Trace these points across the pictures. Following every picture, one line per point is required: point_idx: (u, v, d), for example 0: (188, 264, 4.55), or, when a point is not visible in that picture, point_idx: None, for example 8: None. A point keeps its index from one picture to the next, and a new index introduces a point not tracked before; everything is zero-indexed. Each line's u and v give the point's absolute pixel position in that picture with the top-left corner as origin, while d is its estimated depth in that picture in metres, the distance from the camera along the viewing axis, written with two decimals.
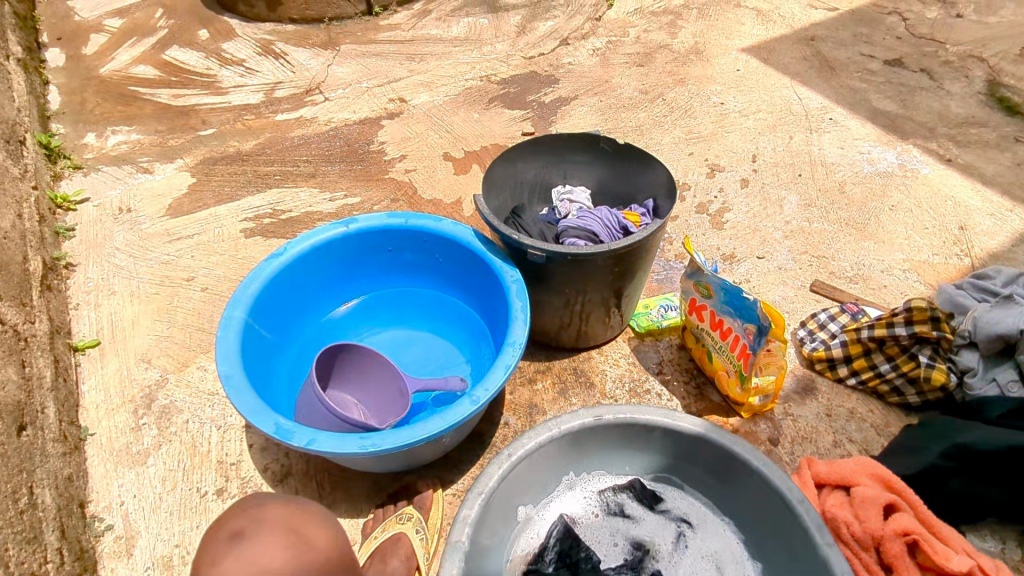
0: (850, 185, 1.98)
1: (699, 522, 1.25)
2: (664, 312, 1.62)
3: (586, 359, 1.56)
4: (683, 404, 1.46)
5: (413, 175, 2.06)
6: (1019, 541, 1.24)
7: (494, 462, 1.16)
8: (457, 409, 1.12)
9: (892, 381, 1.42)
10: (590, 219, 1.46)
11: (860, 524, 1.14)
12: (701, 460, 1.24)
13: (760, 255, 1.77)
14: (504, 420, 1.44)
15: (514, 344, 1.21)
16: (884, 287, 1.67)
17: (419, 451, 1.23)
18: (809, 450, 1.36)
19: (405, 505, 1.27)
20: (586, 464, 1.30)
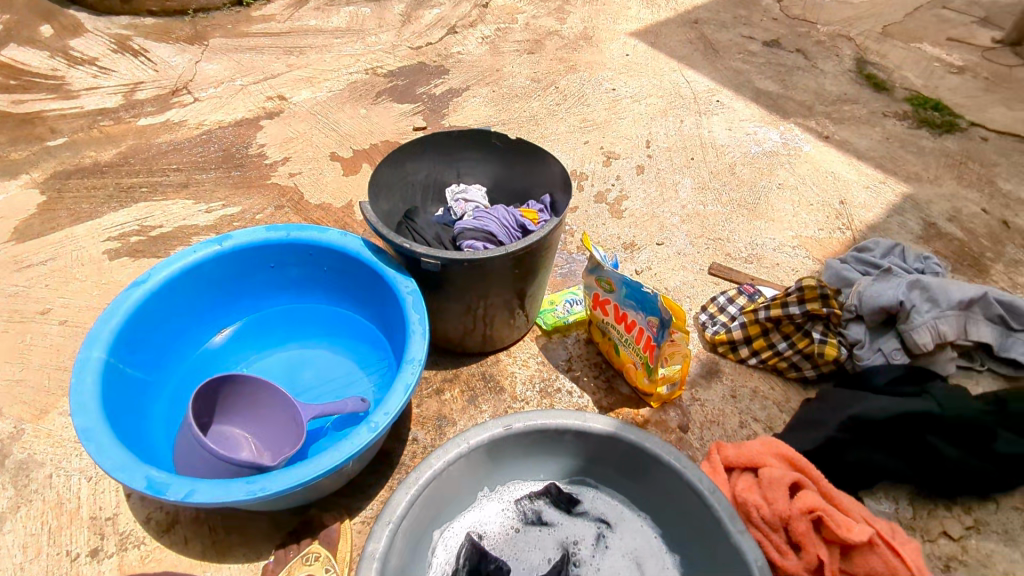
0: (740, 166, 2.03)
1: (617, 520, 1.23)
2: (570, 307, 1.59)
3: (495, 362, 1.50)
4: (594, 400, 1.44)
5: (299, 179, 1.92)
6: (910, 500, 1.31)
7: (401, 487, 1.08)
8: (355, 438, 1.02)
9: (789, 357, 1.46)
10: (486, 219, 1.40)
11: (769, 506, 1.16)
12: (614, 458, 1.22)
13: (659, 241, 1.78)
14: (412, 436, 1.36)
15: (413, 360, 1.13)
16: (777, 265, 1.73)
17: (320, 485, 1.12)
18: (717, 434, 1.38)
19: (311, 542, 1.17)
20: (499, 474, 1.25)
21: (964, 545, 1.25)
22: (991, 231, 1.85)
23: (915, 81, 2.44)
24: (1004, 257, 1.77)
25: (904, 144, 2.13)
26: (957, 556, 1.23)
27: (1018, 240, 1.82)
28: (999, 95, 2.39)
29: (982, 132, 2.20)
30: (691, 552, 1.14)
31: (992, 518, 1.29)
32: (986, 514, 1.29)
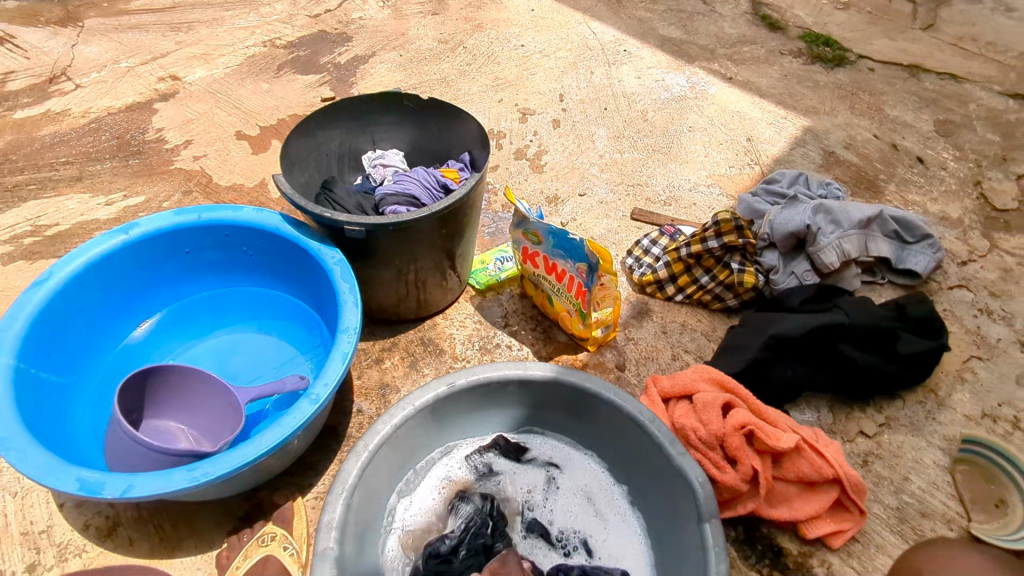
0: (651, 113, 2.07)
1: (565, 461, 1.27)
2: (501, 264, 1.60)
3: (432, 326, 1.50)
4: (533, 351, 1.47)
5: (205, 161, 1.83)
6: (830, 407, 1.42)
7: (351, 456, 1.08)
8: (297, 412, 1.00)
9: (712, 290, 1.53)
10: (407, 183, 1.39)
11: (705, 427, 1.22)
12: (558, 402, 1.25)
13: (581, 192, 1.81)
14: (356, 408, 1.35)
15: (347, 329, 1.11)
16: (694, 204, 1.80)
17: (267, 466, 1.10)
18: (653, 368, 1.44)
19: (265, 524, 1.15)
20: (447, 433, 1.26)
21: (878, 441, 1.38)
22: (883, 154, 1.98)
23: (806, 19, 2.55)
24: (895, 177, 1.92)
25: (801, 80, 2.24)
26: (874, 451, 1.36)
27: (906, 160, 1.97)
28: (881, 28, 2.54)
29: (868, 64, 2.34)
30: (638, 480, 1.20)
31: (900, 413, 1.42)
32: (895, 410, 1.43)
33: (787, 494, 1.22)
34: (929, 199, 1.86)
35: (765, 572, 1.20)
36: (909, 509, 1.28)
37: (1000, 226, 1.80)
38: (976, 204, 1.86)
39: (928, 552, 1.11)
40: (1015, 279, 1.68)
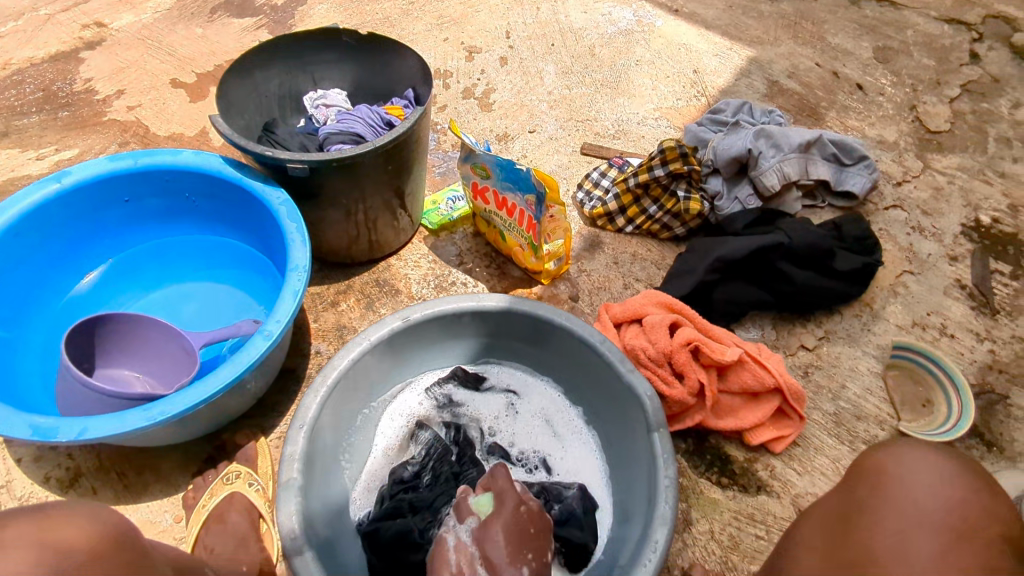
0: (599, 48, 2.06)
1: (523, 388, 1.31)
2: (453, 203, 1.59)
3: (386, 268, 1.50)
4: (488, 287, 1.49)
5: (140, 111, 1.76)
6: (774, 325, 1.49)
7: (310, 391, 1.10)
8: (250, 349, 1.02)
9: (660, 219, 1.57)
10: (351, 121, 1.37)
11: (653, 346, 1.28)
12: (514, 332, 1.29)
13: (531, 129, 1.81)
14: (314, 350, 1.36)
15: (297, 267, 1.12)
16: (642, 137, 1.82)
17: (225, 405, 1.11)
18: (605, 297, 1.49)
19: (229, 464, 1.17)
20: (406, 367, 1.29)
21: (818, 353, 1.46)
22: (824, 82, 2.02)
23: None
24: (836, 104, 1.96)
25: (746, 11, 2.24)
26: (814, 363, 1.45)
27: (847, 88, 2.01)
28: None
29: None
30: (592, 401, 1.25)
31: (838, 327, 1.50)
32: (834, 324, 1.51)
33: (732, 405, 1.30)
34: (867, 124, 1.92)
35: (713, 478, 1.28)
36: (845, 413, 1.38)
37: (933, 147, 1.88)
38: (911, 127, 1.92)
39: (888, 447, 0.81)
40: (946, 197, 1.77)
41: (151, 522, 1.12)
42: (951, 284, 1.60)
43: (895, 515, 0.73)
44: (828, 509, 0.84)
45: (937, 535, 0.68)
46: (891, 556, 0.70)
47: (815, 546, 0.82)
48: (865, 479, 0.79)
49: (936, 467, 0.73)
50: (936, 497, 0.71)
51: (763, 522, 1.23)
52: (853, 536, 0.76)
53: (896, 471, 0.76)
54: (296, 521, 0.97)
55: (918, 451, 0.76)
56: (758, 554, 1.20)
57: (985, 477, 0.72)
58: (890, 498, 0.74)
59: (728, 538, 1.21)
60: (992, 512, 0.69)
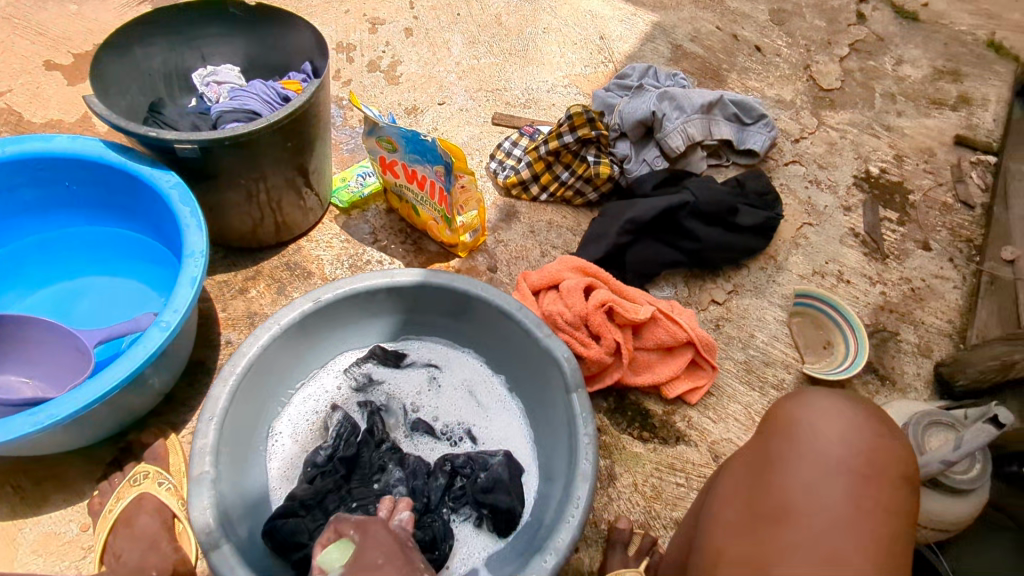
0: (505, 16, 2.02)
1: (443, 361, 1.31)
2: (363, 179, 1.54)
3: (296, 250, 1.45)
4: (405, 263, 1.47)
5: (11, 98, 1.61)
6: (686, 282, 1.54)
7: (218, 382, 1.06)
8: (146, 342, 0.98)
9: (573, 186, 1.58)
10: (245, 98, 1.30)
11: (570, 310, 1.31)
12: (431, 306, 1.27)
13: (440, 101, 1.78)
14: (225, 340, 1.31)
15: (194, 253, 1.06)
16: (552, 105, 1.82)
17: (125, 403, 1.06)
18: (523, 266, 1.49)
19: (136, 465, 1.11)
20: (322, 349, 1.26)
21: (728, 306, 1.53)
22: (725, 45, 2.08)
23: None
24: (736, 66, 2.03)
25: None
26: (724, 316, 1.51)
27: (746, 50, 2.08)
28: None
29: None
30: (512, 368, 1.26)
31: (746, 280, 1.57)
32: (742, 277, 1.57)
33: (649, 361, 1.35)
34: (766, 85, 1.99)
35: (635, 433, 1.33)
36: (754, 361, 1.45)
37: (826, 105, 1.97)
38: (806, 86, 2.01)
39: (794, 395, 0.78)
40: (839, 151, 1.87)
41: (54, 534, 1.06)
42: (846, 233, 1.70)
43: (810, 458, 0.69)
44: (736, 459, 0.79)
45: (848, 481, 0.67)
46: (804, 506, 0.66)
47: (724, 500, 0.76)
48: (774, 428, 0.75)
49: (845, 414, 0.72)
50: (846, 444, 0.69)
51: (682, 470, 1.29)
52: (765, 486, 0.70)
53: (806, 417, 0.73)
54: (210, 515, 0.94)
55: (825, 398, 0.74)
56: (679, 501, 1.26)
57: (886, 421, 0.73)
58: (804, 445, 0.70)
59: (651, 488, 1.27)
60: (892, 456, 0.70)
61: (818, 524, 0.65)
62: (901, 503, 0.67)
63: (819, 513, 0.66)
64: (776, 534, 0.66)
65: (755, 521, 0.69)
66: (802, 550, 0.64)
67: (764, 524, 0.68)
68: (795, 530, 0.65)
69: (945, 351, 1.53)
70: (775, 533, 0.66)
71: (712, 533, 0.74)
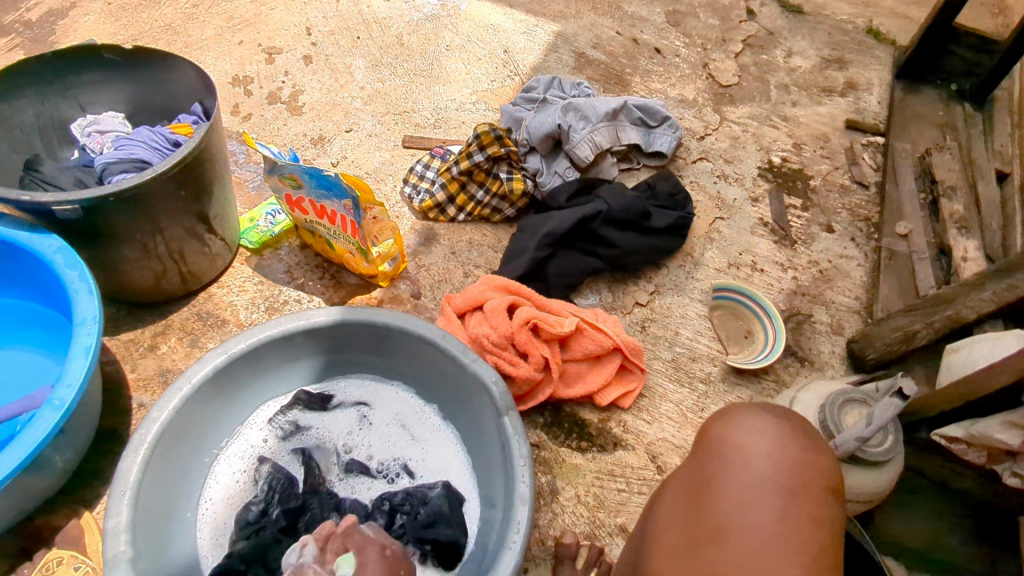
0: (407, 36, 2.00)
1: (373, 397, 1.28)
2: (272, 218, 1.49)
3: (207, 298, 1.39)
4: (325, 300, 1.43)
5: None
6: (610, 288, 1.57)
7: (127, 453, 1.00)
8: (38, 424, 0.91)
9: (489, 203, 1.58)
10: (131, 146, 1.24)
11: (495, 331, 1.31)
12: (353, 342, 1.24)
13: (348, 128, 1.75)
14: (137, 403, 1.24)
15: (85, 321, 1.01)
16: (463, 123, 1.82)
17: (26, 488, 0.99)
18: (447, 289, 1.48)
19: (46, 552, 1.06)
20: (242, 402, 1.20)
21: (652, 307, 1.56)
22: (627, 50, 2.13)
23: None
24: (639, 70, 2.08)
25: None
26: (649, 317, 1.54)
27: (647, 53, 2.13)
28: None
29: None
30: (444, 397, 1.24)
31: (666, 279, 1.61)
32: (662, 277, 1.61)
33: (579, 372, 1.37)
34: (669, 86, 2.05)
35: (573, 444, 1.33)
36: (681, 358, 1.49)
37: (727, 100, 2.05)
38: (706, 84, 2.08)
39: (724, 416, 0.86)
40: (742, 144, 1.94)
41: None
42: (755, 224, 1.77)
43: (741, 479, 0.77)
44: (674, 483, 0.85)
45: (777, 498, 0.75)
46: (737, 525, 0.74)
47: (665, 525, 0.82)
48: (707, 451, 0.82)
49: (771, 433, 0.80)
50: (774, 463, 0.77)
51: (622, 475, 1.31)
52: (702, 508, 0.77)
53: (737, 441, 0.81)
54: None
55: (754, 419, 0.83)
56: (622, 506, 1.27)
57: (807, 433, 0.82)
58: (736, 468, 0.78)
59: (593, 498, 1.28)
60: (816, 468, 0.78)
61: (747, 542, 0.72)
62: (826, 513, 0.75)
63: (750, 531, 0.73)
64: (711, 557, 0.73)
65: (694, 546, 0.75)
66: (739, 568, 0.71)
67: (702, 547, 0.74)
68: (728, 552, 0.73)
69: (855, 327, 1.62)
70: (713, 554, 0.73)
71: (655, 556, 0.80)
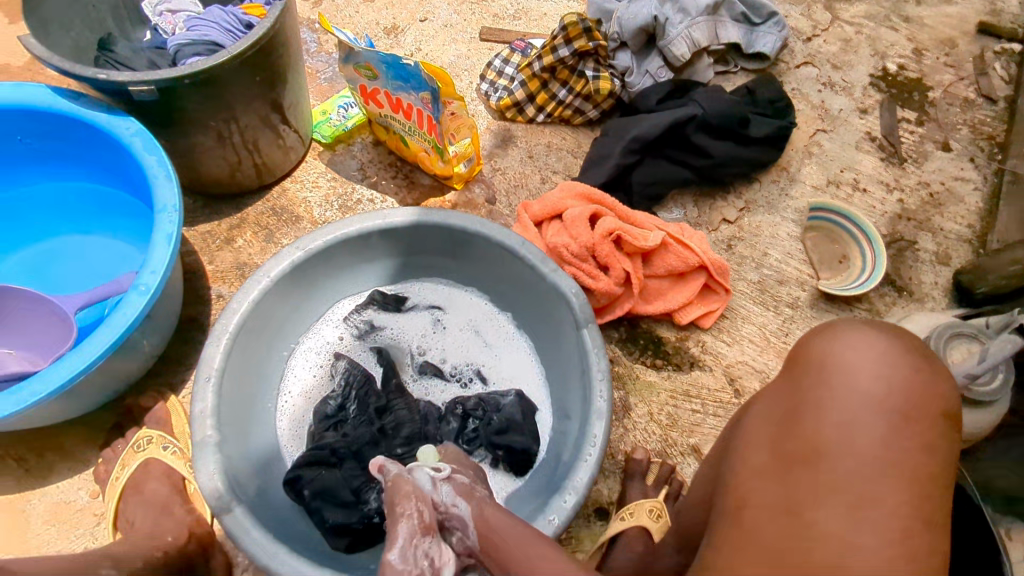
0: None
1: (446, 302, 1.25)
2: (345, 111, 1.43)
3: (281, 193, 1.36)
4: (398, 200, 1.39)
5: None
6: (696, 202, 1.46)
7: (211, 342, 1.01)
8: (124, 309, 0.92)
9: (572, 104, 1.48)
10: (203, 27, 1.18)
11: (576, 242, 1.25)
12: (429, 244, 1.20)
13: (422, 17, 1.64)
14: (216, 294, 1.25)
15: (166, 208, 0.99)
16: (544, 15, 1.67)
17: (117, 369, 1.02)
18: (523, 196, 1.41)
19: (138, 430, 1.08)
20: (318, 298, 1.20)
21: (740, 225, 1.45)
22: None
23: None
24: None
25: None
26: (736, 235, 1.44)
27: None
28: None
29: None
30: (520, 306, 1.21)
31: (758, 196, 1.49)
32: (754, 193, 1.49)
33: (660, 289, 1.30)
34: None
35: (648, 362, 1.29)
36: (768, 280, 1.40)
37: None
38: None
39: (827, 330, 0.76)
40: (854, 48, 1.73)
41: (65, 504, 1.06)
42: (862, 138, 1.61)
43: (845, 398, 0.69)
44: (764, 397, 0.78)
45: (886, 421, 0.67)
46: (838, 449, 0.67)
47: (749, 440, 0.75)
48: (806, 367, 0.74)
49: (882, 351, 0.71)
50: (884, 384, 0.69)
51: (698, 397, 1.26)
52: (798, 427, 0.70)
53: (843, 359, 0.71)
54: (218, 480, 0.92)
55: (862, 334, 0.73)
56: (696, 427, 1.24)
57: (922, 353, 0.72)
58: (840, 386, 0.70)
59: (667, 417, 1.24)
60: (932, 388, 0.69)
61: (848, 467, 0.66)
62: (940, 439, 0.68)
63: (852, 456, 0.66)
64: (807, 477, 0.67)
65: (785, 463, 0.69)
66: (836, 492, 0.65)
67: (796, 466, 0.68)
68: (825, 475, 0.66)
69: (964, 258, 1.47)
70: (809, 475, 0.67)
71: (737, 470, 0.74)
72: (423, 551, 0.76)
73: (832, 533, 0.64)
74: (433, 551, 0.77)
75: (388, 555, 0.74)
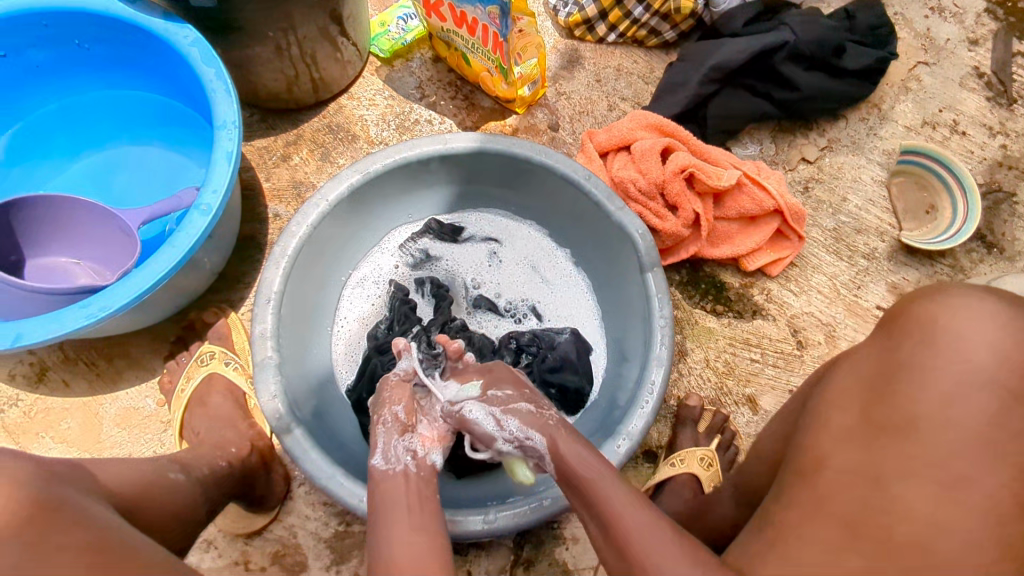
0: None
1: (505, 236, 1.22)
2: (404, 23, 1.35)
3: (337, 110, 1.31)
4: (457, 123, 1.32)
5: None
6: (773, 137, 1.36)
7: (269, 264, 0.99)
8: (187, 229, 0.91)
9: (647, 24, 1.36)
10: None
11: (644, 178, 1.18)
12: (489, 173, 1.15)
13: None
14: (272, 213, 1.24)
15: (225, 125, 0.96)
16: None
17: (181, 285, 1.03)
18: (588, 124, 1.33)
19: (201, 345, 1.11)
20: (374, 224, 1.17)
21: (820, 165, 1.35)
22: None
23: None
24: None
25: None
26: (815, 177, 1.34)
27: None
28: None
29: None
30: (580, 242, 1.16)
31: (843, 134, 1.37)
32: (838, 131, 1.37)
33: (728, 233, 1.23)
34: None
35: (709, 307, 1.24)
36: (845, 228, 1.31)
37: None
38: None
39: (931, 295, 0.70)
40: None
41: (134, 409, 1.10)
42: (967, 74, 1.44)
43: (951, 370, 0.63)
44: (854, 360, 0.72)
45: (995, 398, 0.62)
46: (932, 421, 0.62)
47: (832, 401, 0.70)
48: (906, 332, 0.67)
49: (999, 320, 0.64)
50: (996, 357, 0.62)
51: (758, 345, 1.22)
52: (889, 396, 0.65)
53: (953, 327, 0.65)
54: (279, 402, 0.93)
55: (976, 302, 0.66)
56: (753, 376, 1.20)
57: None
58: (947, 355, 0.64)
59: (723, 364, 1.21)
60: None
61: (946, 444, 0.61)
62: None
63: (952, 432, 0.61)
64: (894, 448, 0.62)
65: (875, 432, 0.64)
66: (930, 469, 0.61)
67: (885, 435, 0.63)
68: (920, 450, 0.61)
69: None
70: (898, 447, 0.62)
71: (816, 430, 0.69)
72: (405, 446, 0.78)
73: (921, 510, 0.60)
74: (415, 445, 0.79)
75: (370, 459, 0.77)
